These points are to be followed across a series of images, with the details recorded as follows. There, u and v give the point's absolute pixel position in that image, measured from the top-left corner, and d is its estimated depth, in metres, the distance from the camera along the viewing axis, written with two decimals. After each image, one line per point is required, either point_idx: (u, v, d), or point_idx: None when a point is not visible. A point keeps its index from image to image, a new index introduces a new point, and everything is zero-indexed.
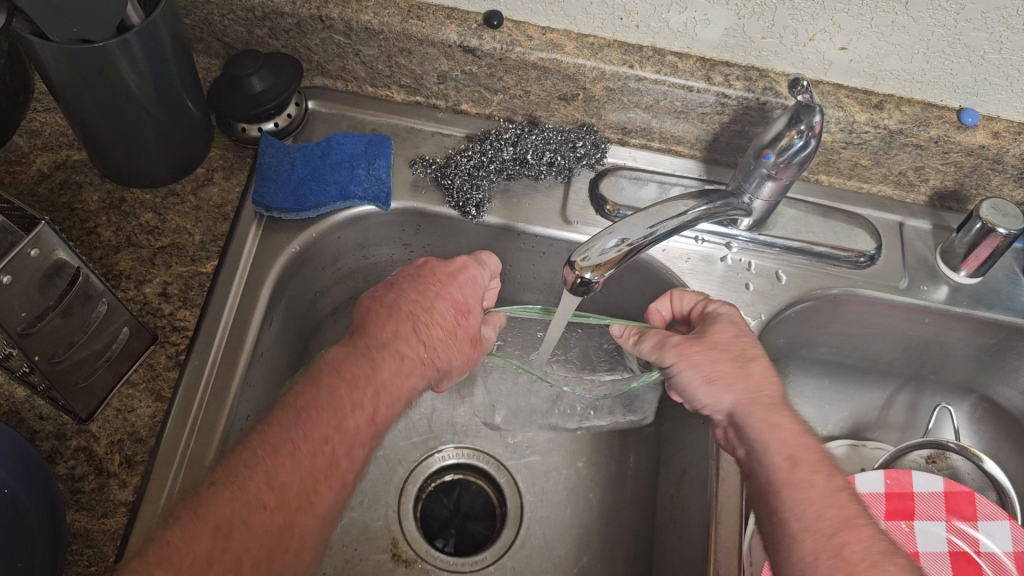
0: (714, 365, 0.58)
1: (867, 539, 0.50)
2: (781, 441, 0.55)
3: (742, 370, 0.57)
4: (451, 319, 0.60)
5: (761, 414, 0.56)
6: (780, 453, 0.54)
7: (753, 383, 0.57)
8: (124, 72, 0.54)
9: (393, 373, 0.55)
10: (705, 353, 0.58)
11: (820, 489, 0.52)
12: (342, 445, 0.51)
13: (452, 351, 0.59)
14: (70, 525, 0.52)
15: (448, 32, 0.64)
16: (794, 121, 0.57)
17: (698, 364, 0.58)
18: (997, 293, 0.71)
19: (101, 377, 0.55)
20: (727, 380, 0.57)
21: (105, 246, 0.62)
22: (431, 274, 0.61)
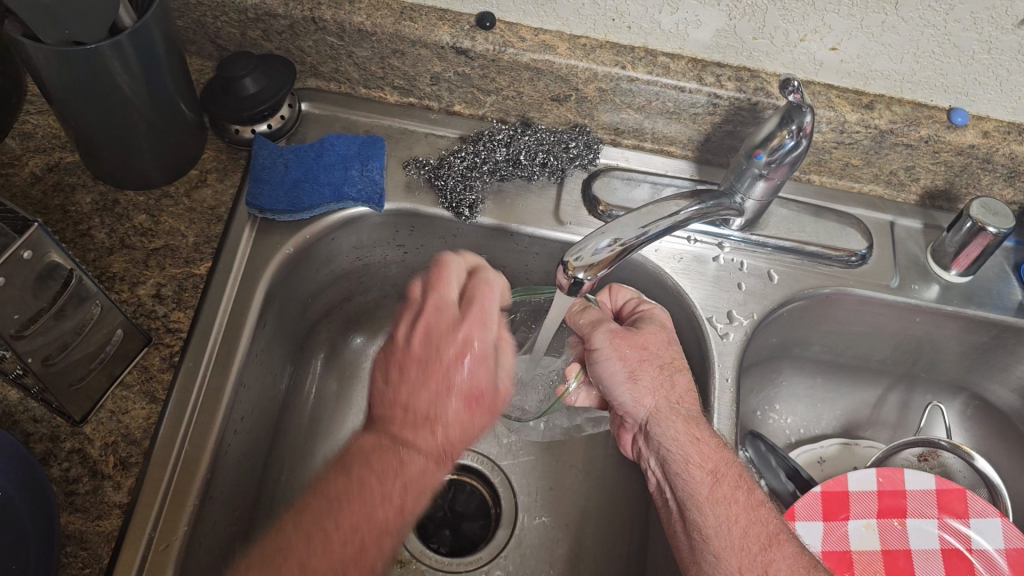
0: (641, 367, 0.58)
1: (792, 557, 0.54)
2: (705, 454, 0.56)
3: (667, 379, 0.59)
4: (464, 411, 0.54)
5: (678, 426, 0.57)
6: (703, 471, 0.56)
7: (676, 393, 0.59)
8: (118, 73, 0.54)
9: (419, 469, 0.52)
10: (634, 354, 0.58)
11: (742, 504, 0.55)
12: (373, 533, 0.50)
13: (473, 431, 0.55)
14: (64, 527, 0.52)
15: (441, 34, 0.64)
16: (785, 121, 0.57)
17: (623, 363, 0.58)
18: (987, 292, 0.71)
19: (95, 379, 0.56)
20: (650, 384, 0.58)
21: (98, 247, 0.62)
22: (437, 360, 0.55)
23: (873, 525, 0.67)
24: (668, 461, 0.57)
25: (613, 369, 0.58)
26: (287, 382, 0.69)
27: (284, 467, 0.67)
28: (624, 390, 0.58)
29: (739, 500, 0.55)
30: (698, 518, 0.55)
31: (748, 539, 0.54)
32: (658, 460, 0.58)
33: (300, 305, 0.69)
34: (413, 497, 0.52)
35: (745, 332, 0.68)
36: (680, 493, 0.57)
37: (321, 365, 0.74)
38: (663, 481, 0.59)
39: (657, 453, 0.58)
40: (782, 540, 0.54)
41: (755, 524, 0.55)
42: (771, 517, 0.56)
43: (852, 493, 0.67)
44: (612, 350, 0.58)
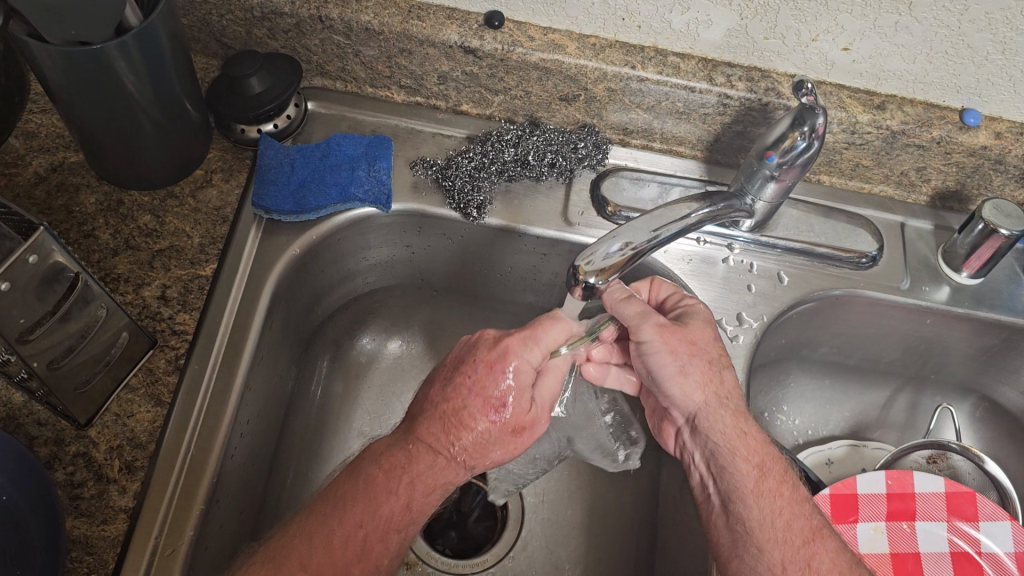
0: (691, 363, 0.57)
1: (833, 550, 0.53)
2: (752, 448, 0.55)
3: (716, 374, 0.57)
4: (485, 420, 0.54)
5: (727, 420, 0.56)
6: (749, 465, 0.55)
7: (726, 388, 0.57)
8: (123, 74, 0.54)
9: (439, 467, 0.53)
10: (684, 351, 0.57)
11: (786, 499, 0.54)
12: (376, 531, 0.50)
13: (493, 448, 0.55)
14: (70, 531, 0.52)
15: (449, 33, 0.63)
16: (797, 122, 0.56)
17: (671, 358, 0.57)
18: (998, 294, 0.71)
19: (100, 382, 0.55)
20: (699, 379, 0.57)
21: (103, 248, 0.62)
22: (471, 366, 0.55)
23: (882, 528, 0.66)
24: (714, 456, 0.56)
25: (664, 363, 0.57)
26: (293, 384, 0.68)
27: (290, 469, 0.67)
28: (675, 384, 0.57)
29: (784, 494, 0.55)
30: (741, 510, 0.54)
31: (791, 532, 0.54)
32: (703, 454, 0.57)
33: (306, 305, 0.69)
34: (421, 496, 0.52)
35: (755, 334, 0.67)
36: (723, 488, 0.56)
37: (326, 366, 0.73)
38: (707, 476, 0.57)
39: (703, 447, 0.57)
40: (825, 534, 0.54)
41: (798, 518, 0.54)
42: (813, 511, 0.55)
43: (862, 495, 0.67)
44: (661, 343, 0.57)
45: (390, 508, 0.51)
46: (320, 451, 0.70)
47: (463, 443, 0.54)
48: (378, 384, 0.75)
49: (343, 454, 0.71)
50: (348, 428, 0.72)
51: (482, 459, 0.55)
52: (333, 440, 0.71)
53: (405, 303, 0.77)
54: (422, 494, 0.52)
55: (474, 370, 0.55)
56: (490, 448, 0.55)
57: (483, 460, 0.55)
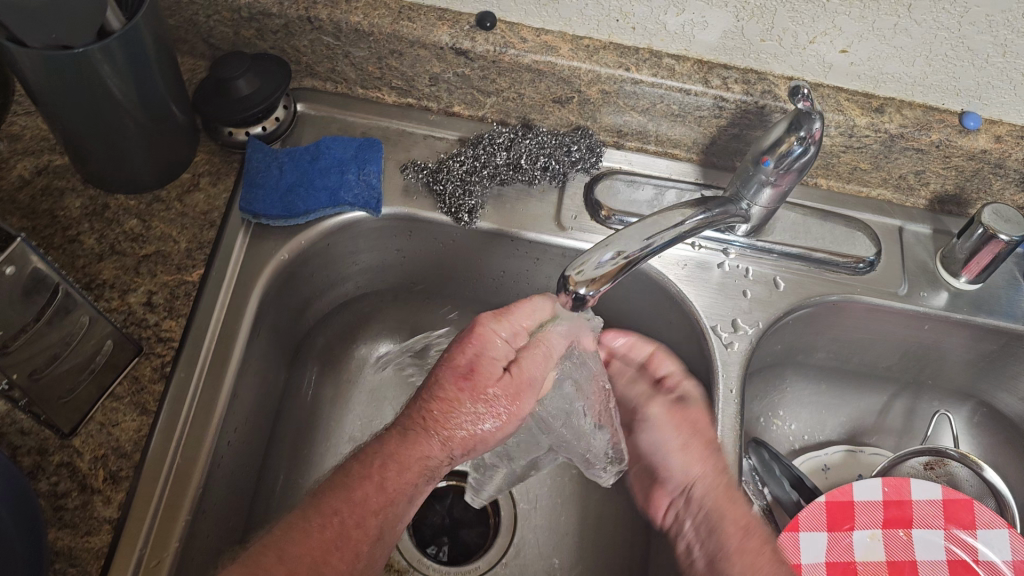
0: (691, 440, 0.62)
1: None
2: (737, 512, 0.58)
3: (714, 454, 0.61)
4: (454, 388, 0.52)
5: (718, 492, 0.59)
6: (734, 526, 0.57)
7: (722, 465, 0.61)
8: (107, 77, 0.52)
9: (420, 448, 0.51)
10: (686, 433, 0.63)
11: (766, 554, 0.55)
12: (351, 516, 0.49)
13: (467, 421, 0.52)
14: (53, 543, 0.51)
15: (440, 34, 0.62)
16: (794, 127, 0.55)
17: (674, 436, 0.63)
18: (997, 299, 0.70)
19: (84, 391, 0.54)
20: (696, 456, 0.62)
21: (88, 254, 0.61)
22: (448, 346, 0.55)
23: (878, 535, 0.66)
24: (704, 522, 0.59)
25: (669, 440, 0.63)
26: (282, 390, 0.68)
27: (279, 476, 0.66)
28: (676, 457, 0.62)
29: (764, 553, 0.55)
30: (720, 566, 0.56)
31: None
32: (693, 522, 0.60)
33: (296, 310, 0.68)
34: (396, 478, 0.51)
35: (751, 341, 0.66)
36: (710, 548, 0.58)
37: (317, 371, 0.72)
38: (692, 541, 0.60)
39: (694, 515, 0.60)
40: None
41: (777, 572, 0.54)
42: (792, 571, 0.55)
43: (858, 502, 0.66)
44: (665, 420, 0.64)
45: (362, 490, 0.50)
46: (311, 458, 0.69)
47: (432, 416, 0.52)
48: (370, 388, 0.74)
49: (334, 459, 0.70)
50: (339, 434, 0.71)
51: (468, 439, 0.52)
52: (324, 446, 0.70)
53: (400, 308, 0.76)
54: (401, 475, 0.51)
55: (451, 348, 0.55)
56: (473, 423, 0.52)
57: (469, 440, 0.52)
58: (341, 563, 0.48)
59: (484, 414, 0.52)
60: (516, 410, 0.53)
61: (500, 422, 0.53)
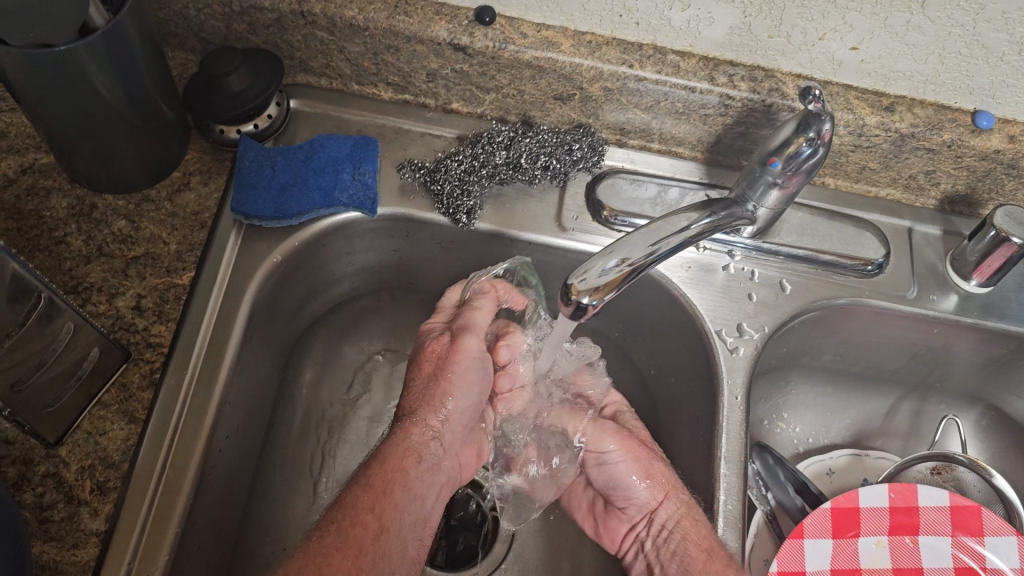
0: (652, 466, 0.65)
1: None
2: (701, 533, 0.59)
3: (669, 478, 0.64)
4: (427, 366, 0.61)
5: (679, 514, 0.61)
6: (699, 548, 0.58)
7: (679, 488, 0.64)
8: (92, 74, 0.51)
9: (400, 436, 0.57)
10: (644, 456, 0.65)
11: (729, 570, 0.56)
12: (344, 518, 0.51)
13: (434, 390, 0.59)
14: (38, 557, 0.50)
15: (437, 29, 0.60)
16: (802, 128, 0.53)
17: (632, 462, 0.65)
18: (1008, 303, 0.68)
19: (70, 399, 0.53)
20: (656, 481, 0.64)
21: (75, 256, 0.59)
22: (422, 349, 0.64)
23: (884, 542, 0.63)
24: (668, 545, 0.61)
25: (628, 468, 0.65)
26: (276, 393, 0.66)
27: (273, 483, 0.65)
28: (642, 486, 0.64)
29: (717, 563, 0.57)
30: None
31: None
32: (654, 544, 0.63)
33: (290, 313, 0.66)
34: (382, 472, 0.54)
35: (756, 345, 0.65)
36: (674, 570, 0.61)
37: (312, 374, 0.71)
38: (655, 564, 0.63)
39: (657, 536, 0.63)
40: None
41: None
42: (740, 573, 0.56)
43: (864, 508, 0.64)
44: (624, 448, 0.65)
45: (355, 498, 0.52)
46: (306, 462, 0.68)
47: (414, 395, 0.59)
48: (366, 390, 0.72)
49: (330, 464, 0.69)
50: (334, 439, 0.70)
51: (436, 401, 0.59)
52: (319, 450, 0.69)
53: (397, 311, 0.75)
54: (386, 465, 0.54)
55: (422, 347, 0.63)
56: (433, 384, 0.59)
57: (438, 399, 0.59)
58: (343, 562, 0.49)
59: (438, 374, 0.60)
60: (457, 353, 0.60)
61: (457, 374, 0.60)
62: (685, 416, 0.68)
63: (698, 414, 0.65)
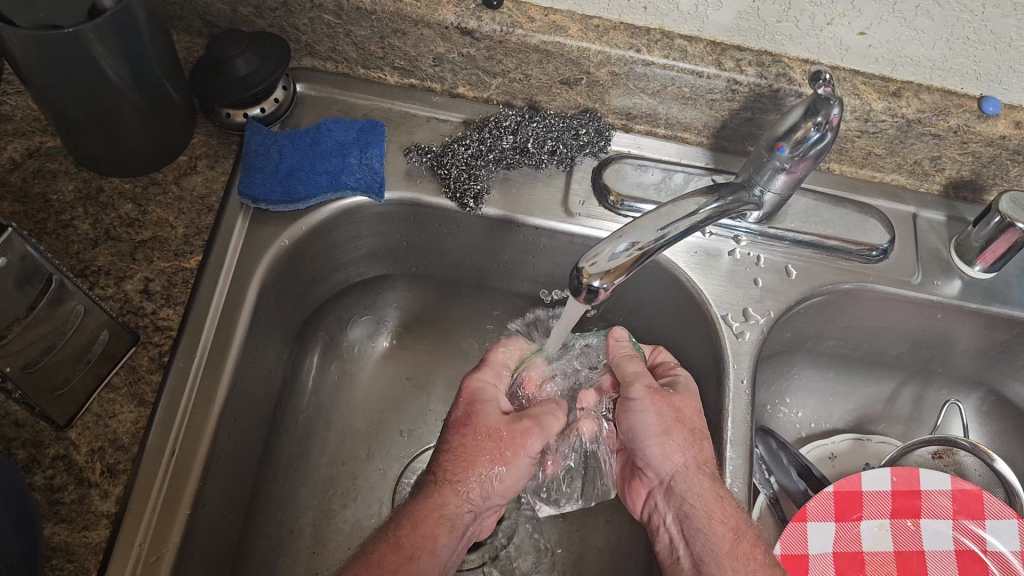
0: (674, 426, 0.58)
1: None
2: (727, 511, 0.55)
3: (698, 442, 0.58)
4: (476, 440, 0.56)
5: (704, 485, 0.56)
6: (724, 528, 0.54)
7: (705, 455, 0.58)
8: (100, 57, 0.50)
9: (438, 500, 0.54)
10: (666, 416, 0.58)
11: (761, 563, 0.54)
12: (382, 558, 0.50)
13: (477, 463, 0.55)
14: (49, 538, 0.50)
15: (444, 13, 0.60)
16: (811, 112, 0.53)
17: (655, 419, 0.58)
18: (1011, 288, 0.69)
19: (80, 382, 0.53)
20: (680, 442, 0.58)
21: (82, 239, 0.59)
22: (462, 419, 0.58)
23: (887, 525, 0.64)
24: (685, 517, 0.56)
25: (648, 421, 0.59)
26: (282, 377, 0.66)
27: (279, 466, 0.65)
28: (657, 447, 0.58)
29: (746, 553, 0.54)
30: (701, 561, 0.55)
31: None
32: (673, 514, 0.58)
33: (296, 297, 0.66)
34: (411, 533, 0.52)
35: (762, 330, 0.65)
36: (695, 549, 0.56)
37: (318, 358, 0.71)
38: (676, 538, 0.58)
39: (677, 507, 0.57)
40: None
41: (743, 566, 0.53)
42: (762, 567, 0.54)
43: (866, 492, 0.64)
44: (649, 402, 0.59)
45: (379, 552, 0.51)
46: (311, 446, 0.68)
47: (455, 470, 0.55)
48: (372, 375, 0.73)
49: (335, 448, 0.69)
50: (340, 421, 0.70)
51: (487, 476, 0.55)
52: (325, 435, 0.69)
53: (404, 298, 0.75)
54: (416, 529, 0.52)
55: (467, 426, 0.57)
56: (484, 458, 0.55)
57: (484, 477, 0.55)
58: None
59: (495, 450, 0.56)
60: (517, 445, 0.56)
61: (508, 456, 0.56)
62: None
63: (705, 399, 0.65)
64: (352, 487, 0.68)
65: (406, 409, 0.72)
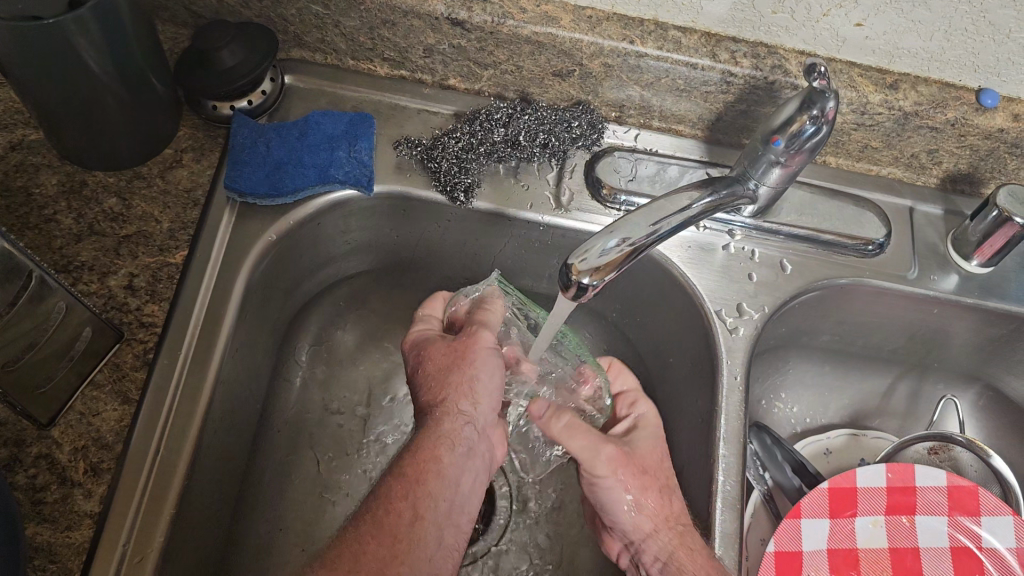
0: (637, 483, 0.57)
1: None
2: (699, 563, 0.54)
3: (666, 500, 0.57)
4: (437, 365, 0.56)
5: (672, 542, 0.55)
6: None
7: (676, 508, 0.57)
8: (82, 49, 0.49)
9: (435, 426, 0.53)
10: (637, 482, 0.57)
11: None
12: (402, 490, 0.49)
13: (451, 378, 0.55)
14: (31, 539, 0.49)
15: (434, 4, 0.59)
16: (806, 104, 0.52)
17: (629, 491, 0.57)
18: (1008, 283, 0.68)
19: (63, 379, 0.52)
20: (651, 500, 0.57)
21: (65, 234, 0.58)
22: (413, 365, 0.57)
23: (881, 522, 0.63)
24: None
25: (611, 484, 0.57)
26: (270, 373, 0.66)
27: (266, 463, 0.64)
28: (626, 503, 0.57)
29: None
30: None
31: None
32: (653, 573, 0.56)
33: (284, 292, 0.66)
34: (414, 462, 0.50)
35: (756, 326, 0.64)
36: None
37: (307, 354, 0.70)
38: None
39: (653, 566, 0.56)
40: None
41: None
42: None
43: (861, 488, 0.63)
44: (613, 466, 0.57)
45: (389, 486, 0.49)
46: (300, 443, 0.67)
47: (437, 397, 0.54)
48: (362, 370, 0.72)
49: (324, 444, 0.68)
50: (330, 418, 0.69)
51: (466, 384, 0.55)
52: (315, 430, 0.68)
53: (393, 292, 0.74)
54: (418, 453, 0.51)
55: (423, 364, 0.57)
56: (454, 370, 0.55)
57: (467, 385, 0.55)
58: (379, 548, 0.46)
59: (457, 362, 0.55)
60: (474, 341, 0.56)
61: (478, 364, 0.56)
62: (683, 394, 0.68)
63: (698, 395, 0.65)
64: (343, 484, 0.67)
65: (397, 405, 0.71)
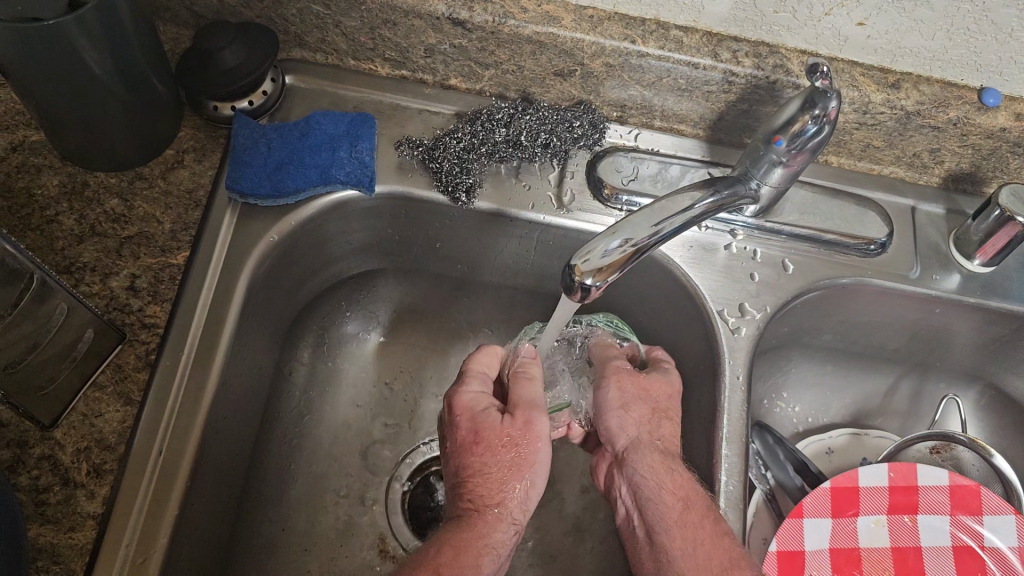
0: (635, 402, 0.59)
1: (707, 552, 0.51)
2: (678, 483, 0.55)
3: (656, 421, 0.59)
4: (496, 459, 0.53)
5: (654, 459, 0.57)
6: (673, 499, 0.54)
7: (661, 433, 0.58)
8: (83, 50, 0.49)
9: (480, 528, 0.51)
10: (635, 395, 0.60)
11: (709, 531, 0.52)
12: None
13: (506, 479, 0.53)
14: (34, 540, 0.48)
15: (435, 3, 0.59)
16: (808, 104, 0.52)
17: (625, 403, 0.59)
18: (1010, 282, 0.68)
19: (65, 380, 0.52)
20: (637, 417, 0.59)
21: (68, 234, 0.58)
22: (467, 442, 0.54)
23: (883, 521, 0.63)
24: (637, 490, 0.56)
25: (610, 395, 0.60)
26: (273, 374, 0.66)
27: (269, 464, 0.64)
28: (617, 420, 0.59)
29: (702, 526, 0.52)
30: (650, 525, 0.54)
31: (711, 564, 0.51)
32: (628, 488, 0.57)
33: (287, 293, 0.66)
34: (454, 562, 0.48)
35: (758, 326, 0.64)
36: (648, 519, 0.54)
37: (309, 354, 0.70)
38: (631, 509, 0.56)
39: (629, 481, 0.57)
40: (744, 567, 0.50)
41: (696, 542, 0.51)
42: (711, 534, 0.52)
43: (863, 488, 0.63)
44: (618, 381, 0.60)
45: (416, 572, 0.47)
46: (303, 444, 0.67)
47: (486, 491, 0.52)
48: (365, 370, 0.72)
49: (327, 444, 0.68)
50: (333, 418, 0.69)
51: (519, 488, 0.53)
52: (318, 431, 0.68)
53: (394, 292, 0.74)
54: (462, 557, 0.49)
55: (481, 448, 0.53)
56: (513, 473, 0.53)
57: (521, 489, 0.53)
58: None
59: (518, 463, 0.53)
60: (532, 434, 0.54)
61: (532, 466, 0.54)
62: (686, 393, 0.68)
63: (700, 395, 0.65)
64: (345, 484, 0.67)
65: (400, 406, 0.72)
